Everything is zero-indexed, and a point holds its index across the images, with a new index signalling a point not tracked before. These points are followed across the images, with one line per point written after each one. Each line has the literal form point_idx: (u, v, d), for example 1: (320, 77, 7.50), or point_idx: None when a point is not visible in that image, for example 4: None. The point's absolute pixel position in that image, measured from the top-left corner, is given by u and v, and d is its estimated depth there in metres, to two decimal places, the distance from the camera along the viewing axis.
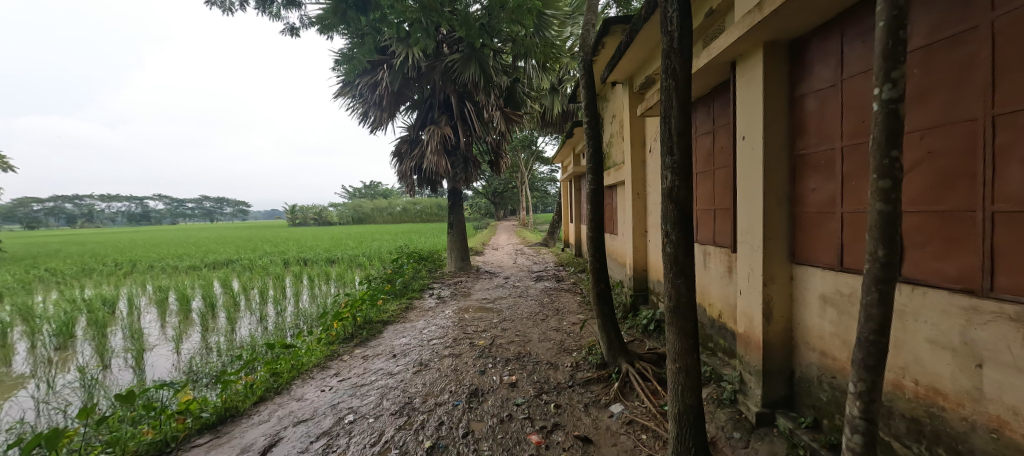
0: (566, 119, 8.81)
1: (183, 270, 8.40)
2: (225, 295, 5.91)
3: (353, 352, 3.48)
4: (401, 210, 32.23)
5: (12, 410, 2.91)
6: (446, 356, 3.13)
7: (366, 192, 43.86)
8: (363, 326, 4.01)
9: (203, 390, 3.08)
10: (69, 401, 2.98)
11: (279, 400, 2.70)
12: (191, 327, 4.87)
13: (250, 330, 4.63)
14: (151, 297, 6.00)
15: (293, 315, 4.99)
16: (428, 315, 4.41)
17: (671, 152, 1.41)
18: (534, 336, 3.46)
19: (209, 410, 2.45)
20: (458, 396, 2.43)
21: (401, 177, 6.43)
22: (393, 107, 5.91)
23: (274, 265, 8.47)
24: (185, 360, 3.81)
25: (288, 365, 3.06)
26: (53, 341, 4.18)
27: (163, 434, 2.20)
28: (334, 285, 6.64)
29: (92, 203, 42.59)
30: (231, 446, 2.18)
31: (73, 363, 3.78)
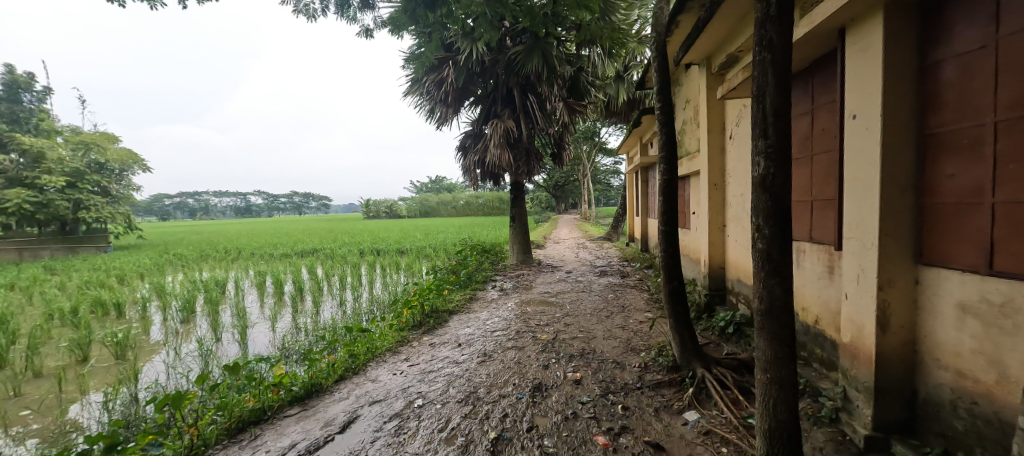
0: (632, 107, 8.42)
1: (277, 257, 9.43)
2: (310, 281, 6.51)
3: (421, 339, 3.63)
4: (465, 204, 33.30)
5: (151, 371, 3.47)
6: (509, 348, 3.15)
7: (432, 187, 46.03)
8: (430, 315, 4.16)
9: (293, 365, 3.44)
10: (191, 367, 3.48)
11: (356, 379, 2.92)
12: (284, 308, 5.44)
13: (331, 314, 5.03)
14: (252, 280, 6.80)
15: (367, 302, 5.33)
16: (491, 307, 4.47)
17: (766, 135, 1.25)
18: (599, 332, 3.36)
19: (299, 384, 2.70)
20: (522, 390, 2.43)
21: (464, 171, 6.60)
22: (458, 102, 6.04)
23: (352, 255, 9.19)
24: (279, 337, 4.28)
25: (364, 349, 3.27)
26: (180, 315, 4.90)
27: (261, 404, 2.47)
28: (403, 274, 7.02)
29: (207, 198, 49.44)
30: (317, 419, 2.39)
31: (194, 335, 4.41)
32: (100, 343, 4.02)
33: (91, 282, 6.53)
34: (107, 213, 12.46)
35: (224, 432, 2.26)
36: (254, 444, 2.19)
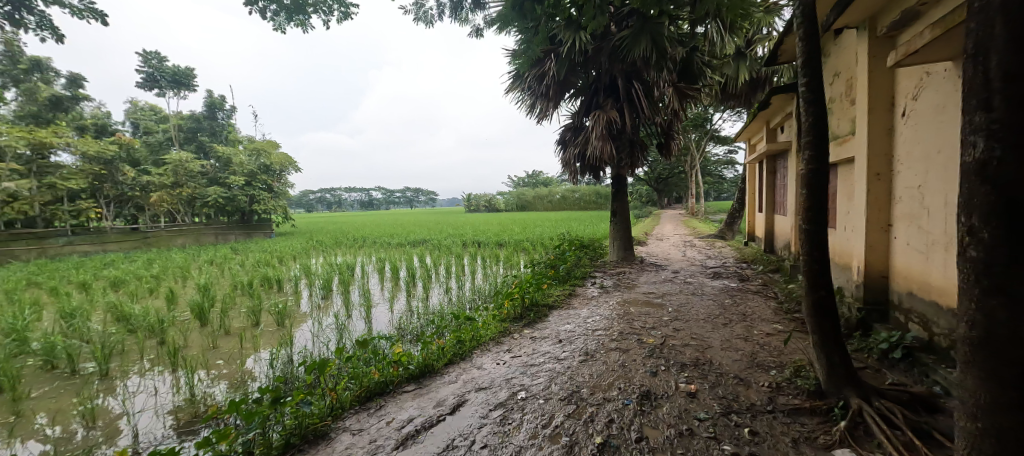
0: (755, 87, 7.42)
1: (394, 246, 10.53)
2: (421, 269, 7.12)
3: (522, 332, 3.69)
4: (561, 198, 33.26)
5: (302, 338, 4.16)
6: (613, 350, 3.00)
7: (529, 181, 46.92)
8: (530, 308, 4.19)
9: (408, 344, 3.79)
10: (330, 338, 4.08)
11: (464, 364, 3.08)
12: (399, 292, 6.05)
13: (438, 300, 5.44)
14: (374, 265, 7.71)
15: (469, 291, 5.62)
16: (591, 304, 4.34)
17: (990, 108, 0.94)
18: (715, 342, 3.01)
19: (414, 363, 2.94)
20: (628, 396, 2.29)
21: (564, 165, 6.52)
22: (559, 96, 5.96)
23: (456, 246, 9.82)
24: (395, 317, 4.78)
25: (469, 337, 3.43)
26: (321, 292, 5.79)
27: (384, 377, 2.75)
28: (502, 266, 7.27)
29: (340, 193, 57.60)
30: (430, 398, 2.58)
31: (331, 310, 5.17)
32: (267, 311, 4.95)
33: (260, 262, 8.09)
34: (271, 205, 15.29)
35: (356, 399, 2.58)
36: (379, 413, 2.46)
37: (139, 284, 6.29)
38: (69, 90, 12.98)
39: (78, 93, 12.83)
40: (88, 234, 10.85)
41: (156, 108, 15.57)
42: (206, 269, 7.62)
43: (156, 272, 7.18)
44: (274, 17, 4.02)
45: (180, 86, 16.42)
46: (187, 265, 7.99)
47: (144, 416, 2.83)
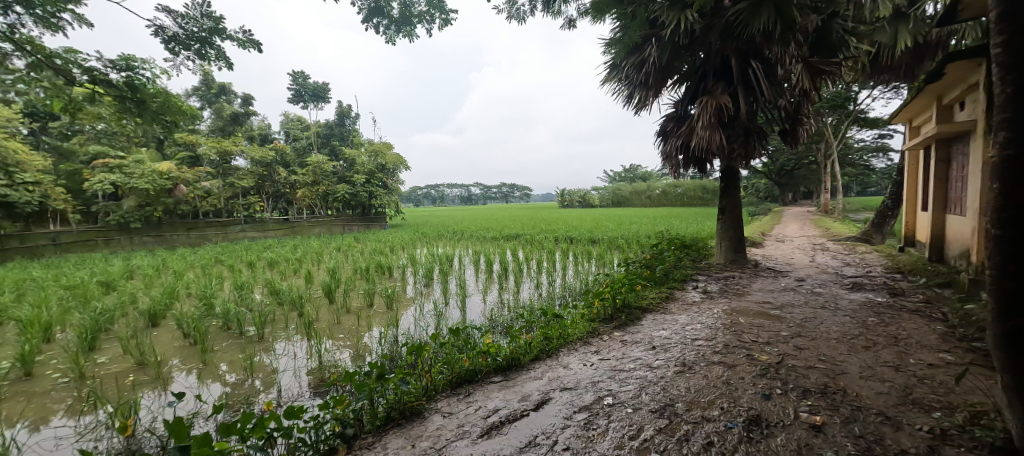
0: (920, 54, 5.99)
1: (489, 240, 10.97)
2: (513, 263, 7.28)
3: (613, 334, 3.51)
4: (661, 193, 31.22)
5: (406, 321, 4.56)
6: (716, 363, 2.69)
7: (626, 175, 44.96)
8: (622, 310, 3.98)
9: (498, 335, 3.90)
10: (429, 323, 4.40)
11: (550, 361, 3.04)
12: (492, 284, 6.27)
13: (529, 294, 5.50)
14: (471, 257, 8.12)
15: (560, 288, 5.57)
16: (692, 311, 3.95)
17: None
18: (852, 367, 2.50)
19: (502, 355, 3.00)
20: (733, 418, 2.03)
21: (664, 158, 6.04)
22: (660, 83, 5.51)
23: (548, 241, 9.85)
24: (488, 308, 4.96)
25: (557, 335, 3.37)
26: (423, 280, 6.28)
27: (474, 366, 2.85)
28: (594, 263, 7.07)
29: (444, 188, 62.27)
30: (515, 392, 2.61)
31: (431, 297, 5.57)
32: (379, 294, 5.53)
33: (375, 250, 9.10)
34: (385, 200, 17.09)
35: (448, 383, 2.72)
36: (467, 400, 2.55)
37: (286, 265, 7.55)
38: (243, 107, 16.13)
39: (249, 109, 15.87)
40: (253, 223, 13.39)
41: (301, 118, 18.47)
42: (335, 255, 8.81)
43: (299, 256, 8.56)
44: (387, 31, 4.41)
45: (319, 98, 19.21)
46: (320, 251, 9.35)
47: (286, 374, 3.40)
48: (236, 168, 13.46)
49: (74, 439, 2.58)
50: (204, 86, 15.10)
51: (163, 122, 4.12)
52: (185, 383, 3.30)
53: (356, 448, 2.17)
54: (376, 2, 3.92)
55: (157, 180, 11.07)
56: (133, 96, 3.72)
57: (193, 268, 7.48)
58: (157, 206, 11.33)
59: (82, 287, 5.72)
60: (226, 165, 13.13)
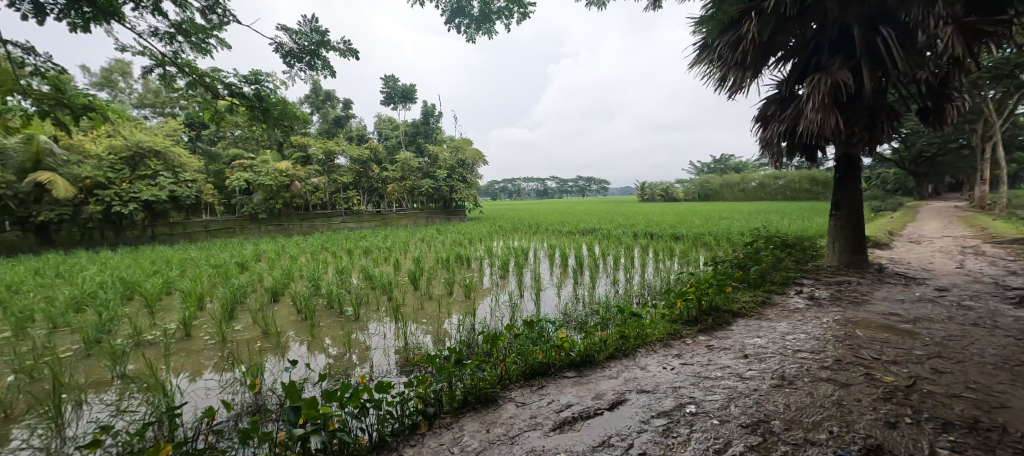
0: None
1: (565, 234, 10.87)
2: (589, 258, 7.13)
3: (697, 338, 3.26)
4: (758, 186, 28.13)
5: (483, 311, 4.73)
6: (824, 380, 2.35)
7: (716, 167, 41.32)
8: (709, 313, 3.67)
9: (572, 331, 3.86)
10: (504, 313, 4.52)
11: (627, 362, 2.92)
12: (567, 278, 6.22)
13: (605, 291, 5.34)
14: (546, 251, 8.14)
15: (639, 286, 5.33)
16: (794, 318, 3.51)
17: None
18: (1016, 402, 2.02)
19: (576, 351, 2.95)
20: (845, 446, 1.77)
21: (763, 145, 5.42)
22: (760, 62, 4.92)
23: (627, 236, 9.49)
24: (562, 303, 4.94)
25: (635, 334, 3.23)
26: (500, 272, 6.45)
27: (547, 359, 2.85)
28: (677, 261, 6.64)
29: (521, 182, 63.26)
30: (589, 389, 2.56)
31: (507, 288, 5.70)
32: (458, 283, 5.81)
33: (456, 242, 9.55)
34: (465, 195, 17.81)
35: (521, 374, 2.76)
36: (540, 392, 2.57)
37: (378, 253, 8.28)
38: (344, 111, 17.94)
39: (349, 112, 17.64)
40: (352, 215, 14.91)
41: (392, 119, 19.98)
42: (419, 245, 9.43)
43: (389, 245, 9.35)
44: (468, 30, 4.56)
45: (407, 99, 20.58)
46: (407, 241, 10.09)
47: (377, 352, 3.74)
48: (339, 166, 15.05)
49: (218, 390, 3.13)
50: (314, 94, 17.07)
51: (281, 126, 4.70)
52: (298, 353, 3.79)
53: (436, 425, 2.31)
54: (458, 2, 4.06)
55: (279, 177, 12.90)
56: (260, 105, 4.29)
57: (305, 253, 8.57)
58: (278, 200, 13.20)
59: (225, 266, 6.89)
60: (330, 163, 14.77)
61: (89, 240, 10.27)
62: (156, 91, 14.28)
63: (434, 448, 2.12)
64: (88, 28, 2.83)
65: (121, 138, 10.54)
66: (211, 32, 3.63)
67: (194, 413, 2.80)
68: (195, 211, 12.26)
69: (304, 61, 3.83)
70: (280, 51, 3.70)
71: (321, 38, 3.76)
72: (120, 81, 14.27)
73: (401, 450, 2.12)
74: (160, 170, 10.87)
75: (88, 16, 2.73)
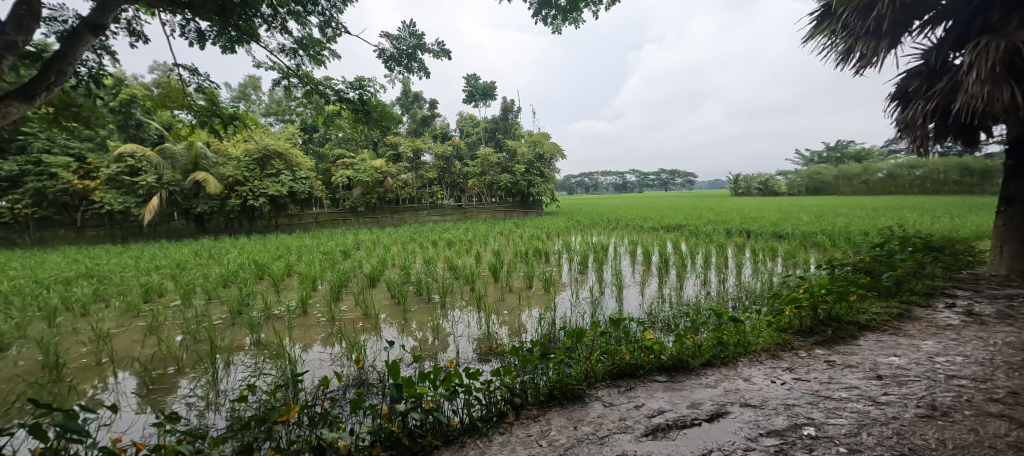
0: None
1: (646, 229, 10.36)
2: (675, 256, 6.70)
3: (812, 351, 2.87)
4: (885, 177, 23.93)
5: (563, 306, 4.70)
6: (995, 417, 1.92)
7: (829, 156, 36.02)
8: (827, 324, 3.21)
9: (659, 333, 3.66)
10: (585, 310, 4.44)
11: (727, 371, 2.68)
12: (651, 277, 5.91)
13: (694, 292, 4.97)
14: (627, 247, 7.83)
15: (735, 288, 4.86)
16: (945, 337, 2.91)
17: None
18: None
19: (667, 354, 2.77)
20: None
21: (901, 127, 4.58)
22: (901, 29, 4.14)
23: (719, 234, 8.72)
24: (646, 302, 4.70)
25: (735, 340, 2.95)
26: (579, 267, 6.35)
27: (635, 360, 2.73)
28: (781, 263, 5.94)
29: (598, 176, 61.58)
30: (684, 396, 2.40)
31: (587, 284, 5.59)
32: (538, 277, 5.84)
33: (533, 236, 9.63)
34: (543, 189, 17.83)
35: (607, 373, 2.67)
36: (630, 394, 2.47)
37: (460, 245, 8.68)
38: (431, 111, 19.03)
39: (435, 112, 18.66)
40: (436, 208, 15.82)
41: (473, 116, 20.71)
42: (498, 238, 9.68)
43: (470, 238, 9.74)
44: (554, 21, 4.50)
45: (488, 96, 21.15)
46: (487, 234, 10.42)
47: (463, 339, 3.91)
48: (425, 162, 16.03)
49: (329, 362, 3.53)
50: (404, 96, 18.34)
51: (380, 126, 5.11)
52: (393, 335, 4.12)
53: (523, 416, 2.34)
54: None
55: (374, 173, 14.15)
56: (363, 107, 4.70)
57: (396, 243, 9.30)
58: (373, 194, 14.50)
59: (331, 253, 7.77)
60: (417, 160, 15.79)
61: (231, 227, 12.38)
62: (278, 101, 16.50)
63: (523, 439, 2.15)
64: (234, 48, 3.33)
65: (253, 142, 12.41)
66: (324, 44, 4.06)
67: (312, 381, 3.19)
68: (307, 205, 13.98)
69: (402, 64, 4.11)
70: (382, 57, 4.01)
71: (417, 41, 4.00)
72: (252, 94, 16.75)
73: (490, 436, 2.18)
74: (281, 169, 12.60)
75: (234, 40, 3.22)
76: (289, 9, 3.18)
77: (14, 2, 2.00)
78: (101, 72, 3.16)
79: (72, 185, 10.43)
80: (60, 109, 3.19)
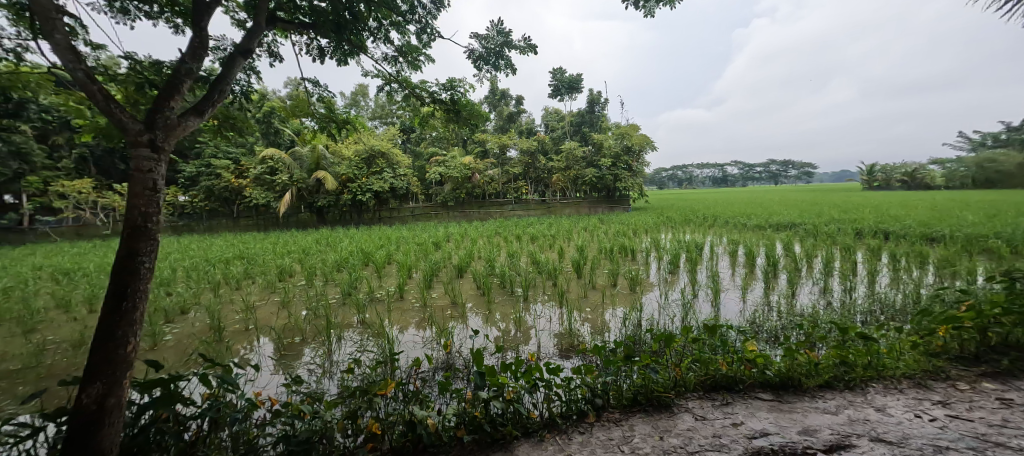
0: None
1: (750, 228, 9.29)
2: (786, 259, 5.89)
3: (976, 385, 2.32)
4: None
5: (651, 307, 4.44)
6: None
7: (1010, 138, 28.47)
8: (1002, 352, 2.55)
9: (765, 344, 3.25)
10: (676, 313, 4.14)
11: (852, 397, 2.29)
12: (756, 280, 5.29)
13: (809, 301, 4.33)
14: (727, 247, 7.11)
15: (865, 299, 4.11)
16: None
17: None
18: None
19: (773, 370, 2.44)
20: None
21: None
22: None
23: (844, 234, 7.47)
24: (749, 309, 4.22)
25: (864, 360, 2.49)
26: (669, 266, 5.95)
27: (734, 373, 2.45)
28: (932, 272, 4.87)
29: (694, 169, 56.90)
30: (794, 420, 2.13)
31: (678, 285, 5.21)
32: (623, 275, 5.60)
33: (619, 232, 9.26)
34: (630, 183, 17.03)
35: (700, 384, 2.45)
36: (726, 410, 2.24)
37: (544, 240, 8.71)
38: (517, 107, 19.34)
39: (521, 108, 18.92)
40: (521, 203, 16.09)
41: (558, 110, 20.55)
42: (582, 234, 9.50)
43: (554, 232, 9.71)
44: (647, 4, 4.21)
45: (574, 90, 20.80)
46: (570, 229, 10.29)
47: (544, 334, 3.92)
48: (511, 158, 16.37)
49: (422, 345, 3.80)
50: (492, 94, 18.89)
51: (469, 125, 5.31)
52: (478, 324, 4.29)
53: (604, 418, 2.25)
54: None
55: (464, 170, 14.87)
56: (454, 107, 4.93)
57: (482, 236, 9.67)
58: (463, 189, 15.26)
59: (425, 244, 8.37)
60: (504, 156, 16.20)
61: (344, 219, 14.08)
62: (382, 105, 18.19)
63: (604, 442, 2.08)
64: (347, 60, 3.73)
65: (362, 144, 13.90)
66: (421, 50, 4.34)
67: (406, 360, 3.47)
68: (405, 199, 15.24)
69: (490, 62, 4.21)
70: (472, 57, 4.16)
71: (504, 39, 4.06)
72: (361, 100, 18.72)
73: (570, 434, 2.14)
74: (384, 167, 13.91)
75: (346, 52, 3.59)
76: (392, 20, 3.46)
77: (190, 34, 2.13)
78: (249, 89, 3.77)
79: (230, 183, 12.79)
80: (222, 121, 3.89)
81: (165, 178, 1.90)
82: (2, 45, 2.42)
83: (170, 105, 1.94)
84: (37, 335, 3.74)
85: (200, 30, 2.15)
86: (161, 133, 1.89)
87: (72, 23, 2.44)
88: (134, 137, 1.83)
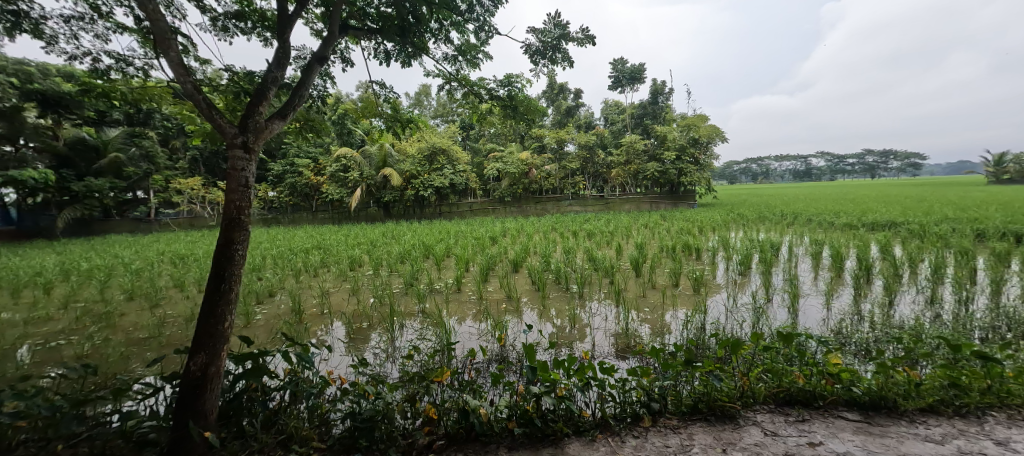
0: None
1: (837, 227, 8.31)
2: (883, 263, 5.17)
3: None
4: None
5: (716, 310, 4.16)
6: None
7: None
8: None
9: (851, 358, 2.90)
10: (745, 317, 3.83)
11: (964, 426, 1.96)
12: (843, 286, 4.73)
13: (911, 312, 3.77)
14: (808, 248, 6.42)
15: (986, 314, 3.49)
16: None
17: None
18: None
19: (861, 387, 2.17)
20: None
21: None
22: None
23: (960, 236, 6.40)
24: (835, 318, 3.78)
25: (982, 384, 2.12)
26: (739, 267, 5.51)
27: (813, 387, 2.20)
28: None
29: (771, 162, 52.10)
30: (884, 446, 1.87)
31: (748, 288, 4.82)
32: (686, 275, 5.27)
33: (682, 230, 8.74)
34: (698, 178, 15.97)
35: (771, 397, 2.24)
36: (801, 427, 2.03)
37: (601, 237, 8.49)
38: (575, 101, 18.97)
39: (580, 101, 18.52)
40: (578, 199, 15.80)
41: (619, 102, 19.82)
42: (642, 231, 9.11)
43: (612, 229, 9.41)
44: None
45: (636, 80, 19.93)
46: (629, 226, 9.91)
47: (600, 332, 3.84)
48: (568, 153, 16.06)
49: (477, 336, 3.89)
50: (550, 89, 18.72)
51: (526, 120, 5.29)
52: (533, 319, 4.30)
53: (660, 424, 2.14)
54: None
55: (520, 165, 14.95)
56: (511, 103, 4.94)
57: (538, 232, 9.65)
58: (519, 185, 15.37)
59: (482, 239, 8.53)
60: (561, 150, 15.95)
61: (408, 213, 14.92)
62: (443, 104, 18.81)
63: (660, 448, 1.99)
64: (410, 61, 3.88)
65: (424, 141, 14.51)
66: (479, 47, 4.40)
67: (462, 350, 3.59)
68: (463, 195, 15.66)
69: (547, 56, 4.16)
70: (529, 52, 4.14)
71: (562, 31, 3.97)
72: (424, 100, 19.50)
73: (623, 438, 2.07)
74: (444, 164, 14.39)
75: (408, 53, 3.73)
76: (452, 21, 3.54)
77: (276, 45, 2.34)
78: (325, 93, 4.07)
79: (309, 181, 14.15)
80: (303, 124, 4.27)
81: (254, 175, 2.10)
82: (133, 63, 2.84)
83: (259, 111, 2.15)
84: (159, 309, 4.41)
85: (283, 41, 2.35)
86: (252, 135, 2.10)
87: (183, 42, 2.82)
88: (231, 140, 2.06)
